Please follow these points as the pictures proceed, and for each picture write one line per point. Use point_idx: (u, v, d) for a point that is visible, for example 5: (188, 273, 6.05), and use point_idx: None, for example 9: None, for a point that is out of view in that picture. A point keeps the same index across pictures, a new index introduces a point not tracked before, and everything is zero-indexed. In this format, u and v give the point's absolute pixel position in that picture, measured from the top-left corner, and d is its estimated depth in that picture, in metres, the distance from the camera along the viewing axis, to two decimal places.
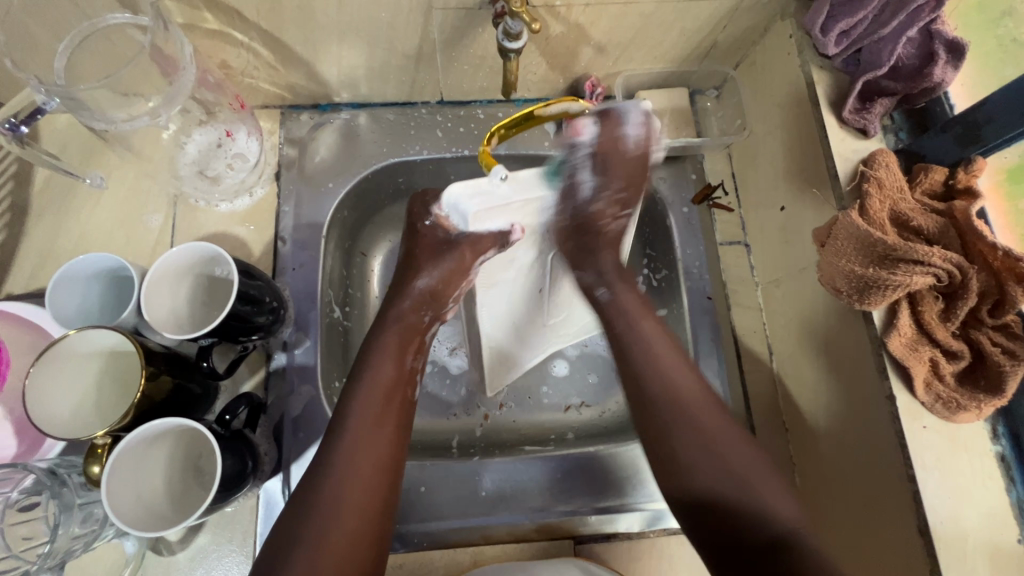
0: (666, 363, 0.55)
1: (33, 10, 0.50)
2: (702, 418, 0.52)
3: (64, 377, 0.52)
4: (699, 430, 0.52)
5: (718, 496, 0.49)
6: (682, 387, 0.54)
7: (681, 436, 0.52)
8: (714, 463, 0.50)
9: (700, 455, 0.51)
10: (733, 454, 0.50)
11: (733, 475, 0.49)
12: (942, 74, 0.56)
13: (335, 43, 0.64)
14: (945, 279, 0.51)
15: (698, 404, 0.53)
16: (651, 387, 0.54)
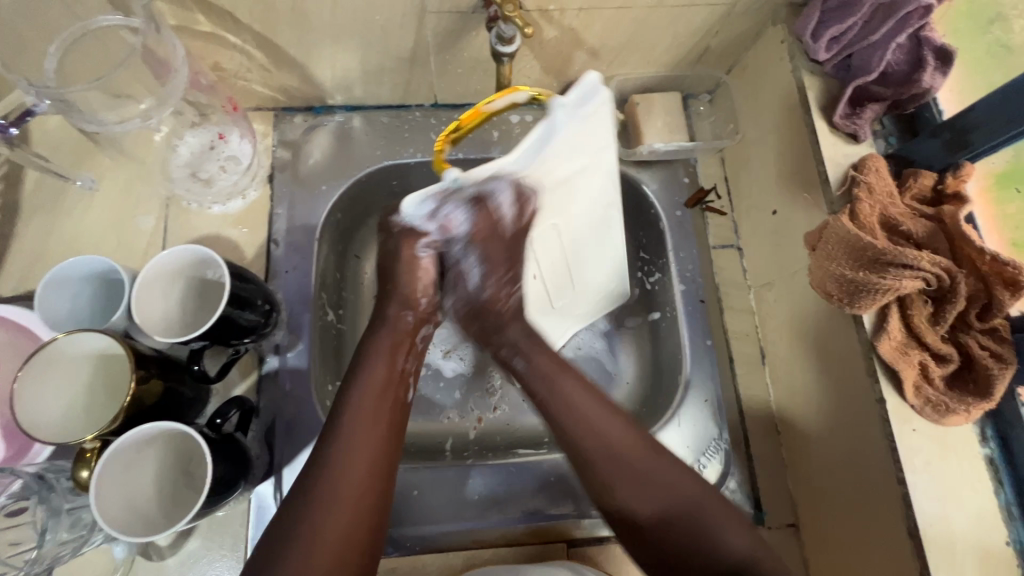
0: (579, 397, 0.54)
1: (23, 12, 0.50)
2: (635, 456, 0.51)
3: (53, 381, 0.52)
4: (634, 468, 0.50)
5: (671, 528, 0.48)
6: (614, 429, 0.52)
7: (619, 474, 0.50)
8: (662, 494, 0.49)
9: (646, 491, 0.49)
10: (679, 486, 0.49)
11: (682, 520, 0.47)
12: (931, 80, 0.56)
13: (329, 46, 0.64)
14: (934, 283, 0.52)
15: (627, 445, 0.51)
16: (574, 422, 0.53)
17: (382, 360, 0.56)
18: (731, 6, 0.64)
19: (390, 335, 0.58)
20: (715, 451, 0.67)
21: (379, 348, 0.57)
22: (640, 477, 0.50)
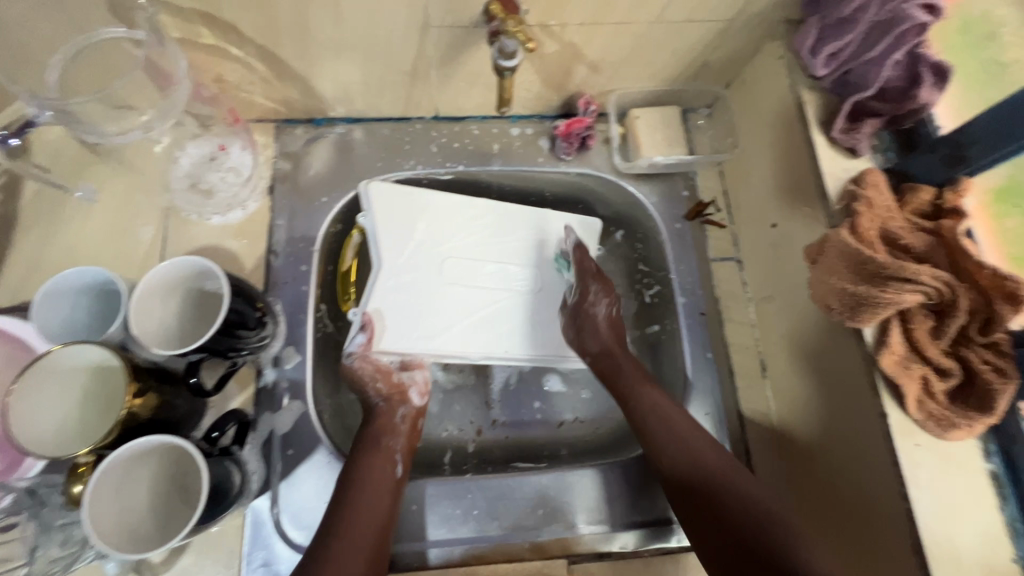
0: (685, 427, 0.62)
1: (27, 23, 0.50)
2: (716, 468, 0.59)
3: (48, 394, 0.51)
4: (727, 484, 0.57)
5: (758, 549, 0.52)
6: (714, 459, 0.59)
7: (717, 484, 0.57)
8: (743, 510, 0.55)
9: (727, 501, 0.56)
10: (763, 504, 0.55)
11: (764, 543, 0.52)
12: (928, 96, 0.57)
13: (331, 58, 0.64)
14: (934, 297, 0.52)
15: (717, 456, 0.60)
16: (689, 446, 0.60)
17: (374, 455, 0.60)
18: (731, 22, 0.64)
19: (375, 440, 0.62)
20: None
21: (367, 453, 0.60)
22: (730, 495, 0.56)
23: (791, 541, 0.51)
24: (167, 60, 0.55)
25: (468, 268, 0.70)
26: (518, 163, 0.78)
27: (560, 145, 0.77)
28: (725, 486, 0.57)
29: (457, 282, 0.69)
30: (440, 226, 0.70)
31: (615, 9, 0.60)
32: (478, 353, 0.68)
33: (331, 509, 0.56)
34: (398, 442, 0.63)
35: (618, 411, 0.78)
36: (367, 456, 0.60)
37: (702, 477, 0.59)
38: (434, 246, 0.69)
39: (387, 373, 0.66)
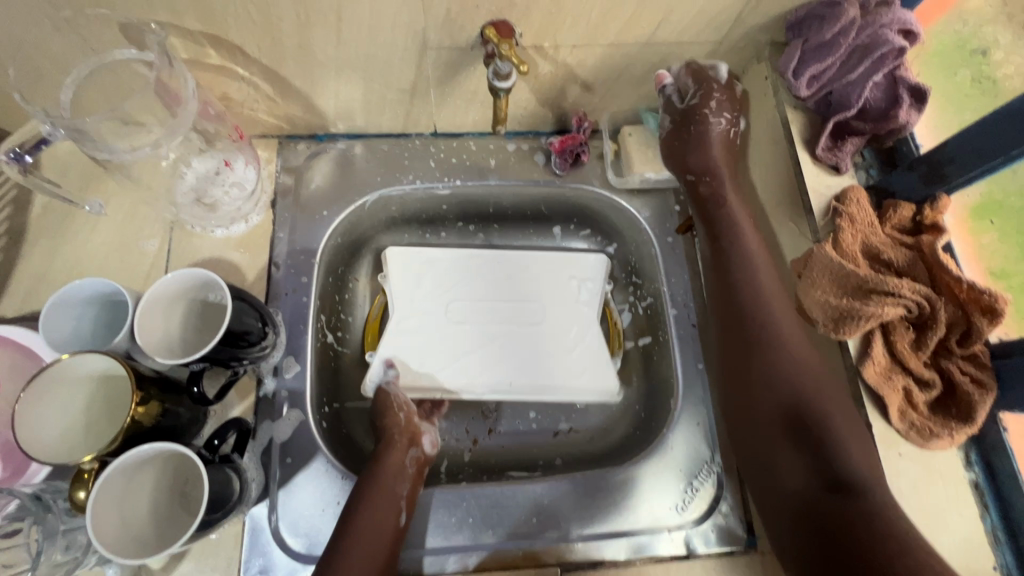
0: (754, 265, 0.62)
1: (42, 47, 0.53)
2: (783, 322, 0.58)
3: (56, 402, 0.53)
4: (786, 350, 0.57)
5: (798, 400, 0.54)
6: (788, 332, 0.58)
7: (773, 351, 0.57)
8: (798, 372, 0.55)
9: (773, 363, 0.57)
10: (805, 380, 0.55)
11: (801, 406, 0.54)
12: (906, 116, 0.59)
13: (333, 78, 0.67)
14: (914, 310, 0.53)
15: (789, 330, 0.58)
16: (773, 316, 0.59)
17: (384, 482, 0.62)
18: (718, 44, 0.67)
19: (378, 474, 0.63)
20: (705, 476, 0.70)
21: (376, 480, 0.62)
22: (780, 351, 0.57)
23: (831, 417, 0.52)
24: (175, 80, 0.58)
25: (478, 308, 0.79)
26: (514, 177, 0.81)
27: (555, 161, 0.79)
28: (780, 381, 0.55)
29: (465, 323, 0.79)
30: (445, 274, 0.80)
31: (606, 32, 0.63)
32: (485, 388, 0.76)
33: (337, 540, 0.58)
34: (398, 458, 0.65)
35: (613, 422, 0.80)
36: (375, 485, 0.62)
37: (760, 323, 0.59)
38: (444, 293, 0.79)
39: (407, 411, 0.69)
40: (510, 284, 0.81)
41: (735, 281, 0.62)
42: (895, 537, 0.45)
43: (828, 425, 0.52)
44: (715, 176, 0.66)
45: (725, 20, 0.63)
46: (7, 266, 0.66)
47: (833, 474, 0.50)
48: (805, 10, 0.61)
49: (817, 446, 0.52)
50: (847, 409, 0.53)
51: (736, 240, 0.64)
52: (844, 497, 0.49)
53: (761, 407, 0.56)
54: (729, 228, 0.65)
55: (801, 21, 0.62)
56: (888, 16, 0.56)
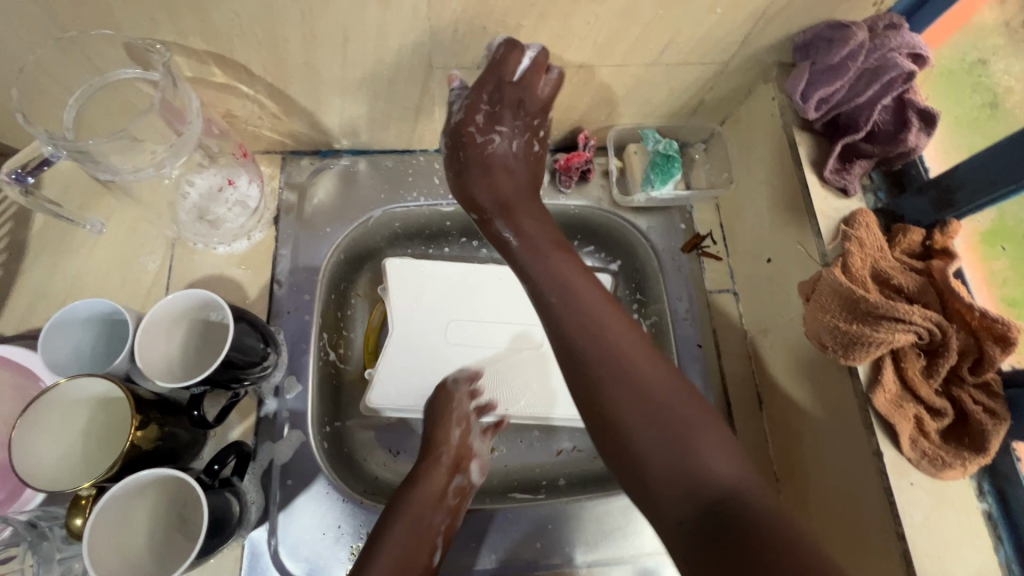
0: (571, 298, 0.55)
1: (46, 67, 0.52)
2: (625, 346, 0.52)
3: (54, 427, 0.52)
4: (636, 375, 0.50)
5: (661, 429, 0.48)
6: (635, 355, 0.51)
7: (615, 377, 0.50)
8: (638, 399, 0.49)
9: (616, 387, 0.50)
10: (659, 411, 0.49)
11: (666, 430, 0.48)
12: (916, 140, 0.59)
13: (338, 96, 0.66)
14: (925, 337, 0.53)
15: (634, 354, 0.51)
16: (614, 342, 0.52)
17: (429, 490, 0.64)
18: (724, 65, 0.66)
19: (416, 480, 0.65)
20: None
21: (422, 487, 0.64)
22: (631, 375, 0.50)
23: (693, 438, 0.47)
24: (180, 100, 0.57)
25: (473, 327, 0.78)
26: None
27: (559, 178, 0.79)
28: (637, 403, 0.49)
29: (461, 344, 0.77)
30: (440, 291, 0.79)
31: (612, 53, 0.62)
32: (484, 410, 0.75)
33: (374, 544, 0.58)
34: (438, 477, 0.65)
35: None
36: (420, 496, 0.63)
37: (605, 349, 0.51)
38: (439, 311, 0.78)
39: (464, 425, 0.71)
40: (505, 305, 0.80)
41: (568, 310, 0.54)
42: (795, 546, 0.39)
43: (685, 449, 0.47)
44: (512, 220, 0.63)
45: (732, 41, 0.62)
46: (7, 282, 0.66)
47: (708, 494, 0.44)
48: (812, 32, 0.60)
49: (668, 464, 0.47)
50: (710, 431, 0.48)
51: (548, 266, 0.58)
52: (728, 510, 0.43)
53: (616, 437, 0.49)
54: (557, 267, 0.58)
55: (808, 43, 0.61)
56: (896, 40, 0.56)
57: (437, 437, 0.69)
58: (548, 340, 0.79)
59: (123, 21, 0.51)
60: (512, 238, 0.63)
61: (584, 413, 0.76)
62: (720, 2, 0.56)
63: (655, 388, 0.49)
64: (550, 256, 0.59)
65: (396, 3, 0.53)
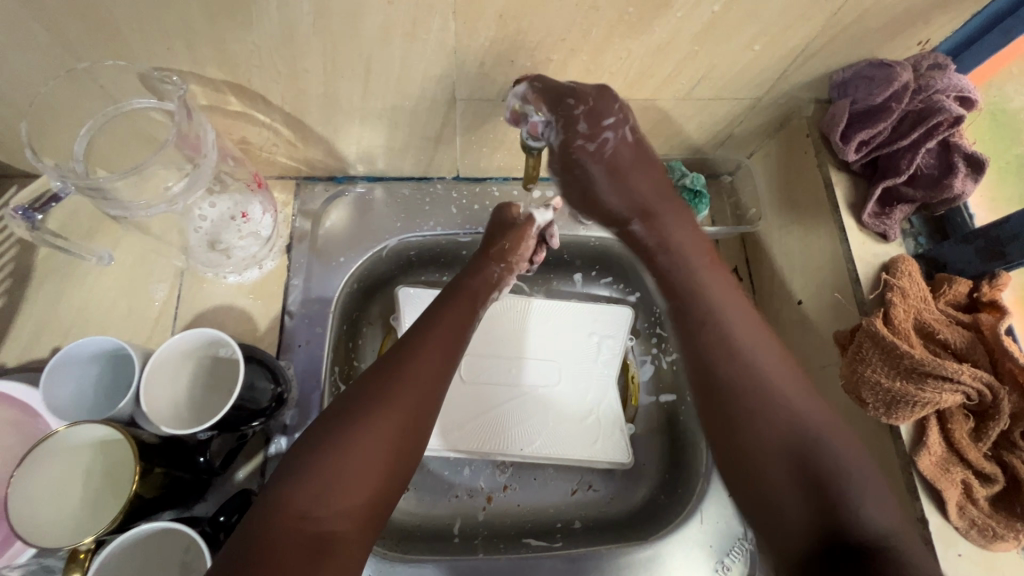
0: (751, 336, 0.53)
1: (55, 97, 0.50)
2: (767, 373, 0.51)
3: (51, 479, 0.49)
4: (777, 404, 0.49)
5: (786, 451, 0.47)
6: (780, 381, 0.50)
7: (751, 403, 0.50)
8: (778, 417, 0.48)
9: (753, 413, 0.49)
10: (809, 426, 0.48)
11: (801, 459, 0.47)
12: (962, 186, 0.57)
13: (357, 125, 0.64)
14: (975, 398, 0.50)
15: (776, 371, 0.51)
16: (757, 369, 0.51)
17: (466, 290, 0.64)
18: (758, 100, 0.64)
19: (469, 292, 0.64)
20: (737, 553, 0.67)
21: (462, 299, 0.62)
22: (775, 405, 0.49)
23: (833, 477, 0.45)
24: (195, 130, 0.55)
25: (490, 364, 0.76)
26: None
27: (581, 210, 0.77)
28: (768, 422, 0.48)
29: (478, 381, 0.75)
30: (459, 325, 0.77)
31: (643, 86, 0.60)
32: (498, 450, 0.72)
33: (425, 325, 0.57)
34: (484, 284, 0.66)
35: (634, 482, 0.76)
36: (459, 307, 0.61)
37: (746, 376, 0.51)
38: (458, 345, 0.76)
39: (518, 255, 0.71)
40: (516, 339, 0.77)
41: (713, 336, 0.53)
42: None
43: (828, 486, 0.45)
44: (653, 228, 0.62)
45: (768, 77, 0.60)
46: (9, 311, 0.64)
47: (852, 536, 0.43)
48: (853, 70, 0.58)
49: (804, 503, 0.45)
50: (865, 463, 0.46)
51: (698, 284, 0.57)
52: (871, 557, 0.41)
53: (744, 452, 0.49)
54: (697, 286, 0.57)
55: (847, 80, 0.59)
56: (943, 82, 0.54)
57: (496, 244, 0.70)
58: (565, 377, 0.77)
59: (139, 52, 0.49)
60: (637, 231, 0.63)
61: (605, 453, 0.73)
62: (759, 39, 0.54)
63: (817, 409, 0.49)
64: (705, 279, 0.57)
65: (423, 35, 0.51)
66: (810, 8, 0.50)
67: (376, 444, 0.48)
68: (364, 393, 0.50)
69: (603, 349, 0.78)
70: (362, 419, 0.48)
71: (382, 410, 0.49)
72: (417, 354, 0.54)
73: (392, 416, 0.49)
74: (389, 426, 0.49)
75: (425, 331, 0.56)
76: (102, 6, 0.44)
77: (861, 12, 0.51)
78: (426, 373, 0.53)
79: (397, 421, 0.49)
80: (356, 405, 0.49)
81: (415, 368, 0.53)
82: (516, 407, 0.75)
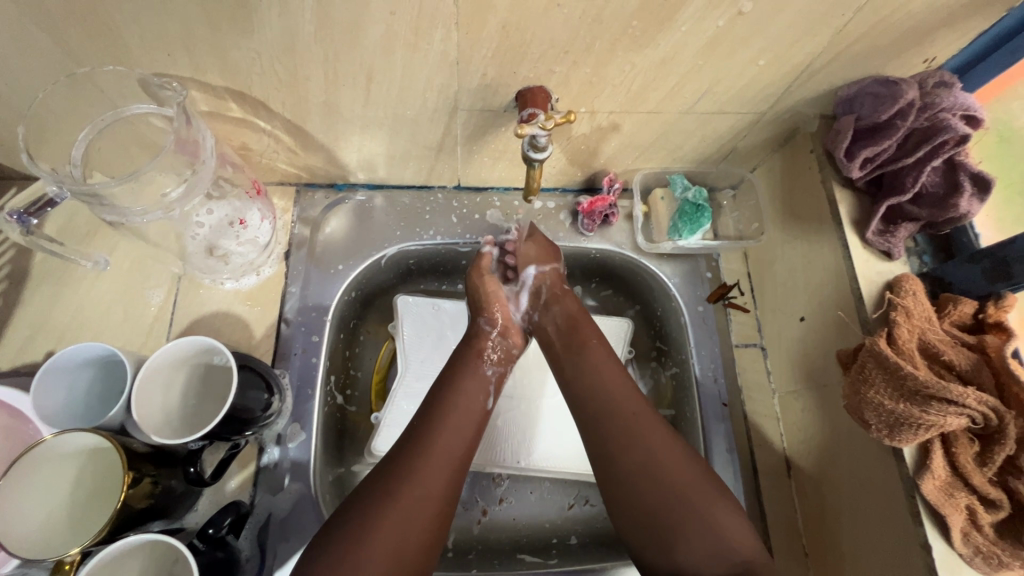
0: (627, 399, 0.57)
1: (53, 101, 0.50)
2: (640, 427, 0.55)
3: (35, 488, 0.48)
4: (653, 454, 0.53)
5: (662, 497, 0.51)
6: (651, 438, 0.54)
7: (635, 459, 0.53)
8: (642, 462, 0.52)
9: (633, 464, 0.53)
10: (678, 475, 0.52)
11: (675, 501, 0.50)
12: (968, 206, 0.56)
13: (357, 133, 0.64)
14: (980, 422, 0.49)
15: (637, 420, 0.55)
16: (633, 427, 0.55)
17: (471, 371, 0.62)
18: (761, 114, 0.63)
19: (472, 364, 0.63)
20: None
21: (463, 377, 0.61)
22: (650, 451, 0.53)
23: (701, 505, 0.50)
24: (194, 137, 0.54)
25: None
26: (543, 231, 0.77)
27: (582, 222, 0.76)
28: (637, 467, 0.52)
29: None
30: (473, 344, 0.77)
31: (646, 100, 0.59)
32: (492, 464, 0.71)
33: (428, 422, 0.56)
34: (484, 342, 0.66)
35: None
36: (463, 394, 0.59)
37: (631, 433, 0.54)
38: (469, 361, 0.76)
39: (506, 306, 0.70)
40: None
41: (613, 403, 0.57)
42: None
43: (701, 516, 0.49)
44: (536, 298, 0.70)
45: (771, 92, 0.59)
46: (4, 314, 0.63)
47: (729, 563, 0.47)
48: (857, 87, 0.58)
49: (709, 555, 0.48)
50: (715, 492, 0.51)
51: (594, 369, 0.61)
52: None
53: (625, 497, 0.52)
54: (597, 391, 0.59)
55: (852, 97, 0.58)
56: (949, 99, 0.53)
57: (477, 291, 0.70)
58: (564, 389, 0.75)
59: (139, 58, 0.49)
60: (534, 290, 0.71)
61: None
62: (764, 55, 0.53)
63: (675, 458, 0.53)
64: (585, 350, 0.63)
65: (425, 46, 0.51)
66: (815, 24, 0.50)
67: (395, 533, 0.47)
68: (363, 507, 0.49)
69: None
70: (361, 536, 0.47)
71: (399, 495, 0.49)
72: (421, 458, 0.52)
73: (394, 523, 0.48)
74: (392, 537, 0.47)
75: (438, 413, 0.57)
76: (103, 11, 0.44)
77: (866, 29, 0.51)
78: (432, 480, 0.51)
79: (399, 531, 0.48)
80: (359, 518, 0.48)
81: (429, 457, 0.53)
82: (512, 418, 0.74)
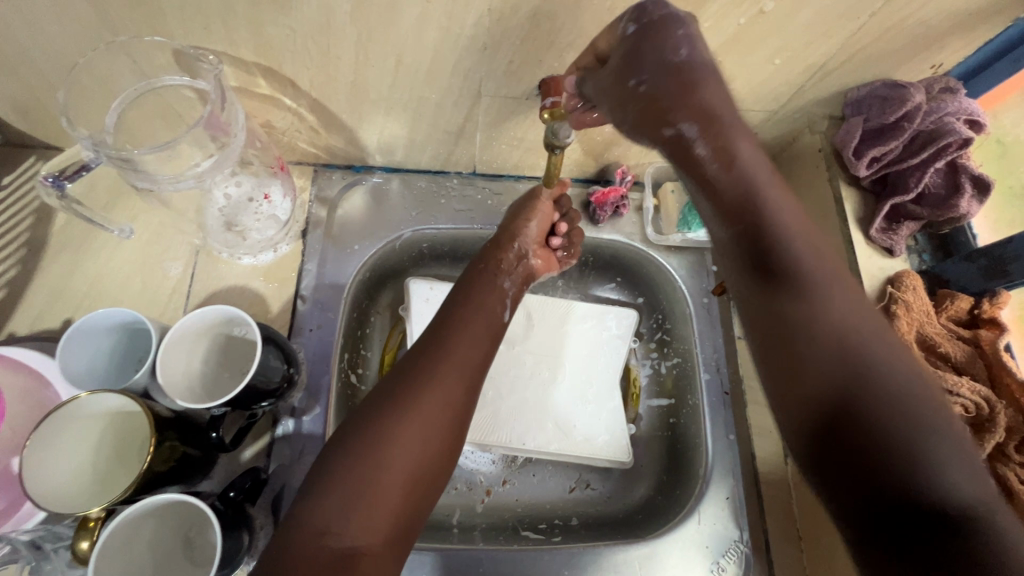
0: (880, 351, 0.41)
1: (87, 68, 0.51)
2: (829, 287, 0.44)
3: (64, 446, 0.50)
4: (849, 335, 0.42)
5: (851, 382, 0.40)
6: (864, 327, 0.42)
7: (814, 331, 0.43)
8: (819, 314, 0.43)
9: (820, 335, 0.42)
10: (875, 352, 0.41)
11: (834, 346, 0.42)
12: (967, 207, 0.59)
13: (380, 115, 0.65)
14: (974, 410, 0.53)
15: (819, 261, 0.45)
16: (846, 322, 0.42)
17: (488, 294, 0.63)
18: (774, 113, 0.66)
19: (494, 273, 0.65)
20: (733, 554, 0.68)
21: (484, 290, 0.63)
22: (872, 379, 0.39)
23: (915, 419, 0.38)
24: (227, 113, 0.55)
25: (513, 359, 0.77)
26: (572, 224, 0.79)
27: (594, 212, 0.78)
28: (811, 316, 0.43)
29: (498, 376, 0.76)
30: (525, 321, 0.79)
31: None
32: (500, 444, 0.72)
33: (443, 331, 0.58)
34: (505, 257, 0.67)
35: (633, 484, 0.77)
36: (479, 306, 0.61)
37: (830, 322, 0.43)
38: (511, 336, 0.78)
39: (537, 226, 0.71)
40: (529, 335, 0.78)
41: (806, 356, 0.42)
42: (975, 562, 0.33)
43: (905, 431, 0.37)
44: None
45: (785, 92, 0.62)
46: (22, 280, 0.64)
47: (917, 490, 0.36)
48: (867, 88, 0.60)
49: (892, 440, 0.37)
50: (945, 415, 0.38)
51: (759, 210, 0.47)
52: (956, 535, 0.34)
53: (789, 325, 0.44)
54: (841, 312, 0.43)
55: (861, 98, 0.61)
56: (953, 105, 0.57)
57: (516, 226, 0.69)
58: (570, 374, 0.77)
59: (176, 29, 0.50)
60: None
61: (607, 454, 0.74)
62: (780, 54, 0.55)
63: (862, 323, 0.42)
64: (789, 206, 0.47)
65: (457, 30, 0.52)
66: (832, 25, 0.52)
67: (414, 441, 0.50)
68: (384, 406, 0.51)
69: (612, 352, 0.79)
70: (384, 437, 0.49)
71: (414, 403, 0.51)
72: (438, 365, 0.54)
73: (419, 424, 0.50)
74: (413, 445, 0.50)
75: (456, 321, 0.59)
76: None
77: (880, 32, 0.53)
78: (447, 384, 0.53)
79: (422, 439, 0.50)
80: (376, 426, 0.50)
81: (447, 370, 0.54)
82: (517, 399, 0.75)
